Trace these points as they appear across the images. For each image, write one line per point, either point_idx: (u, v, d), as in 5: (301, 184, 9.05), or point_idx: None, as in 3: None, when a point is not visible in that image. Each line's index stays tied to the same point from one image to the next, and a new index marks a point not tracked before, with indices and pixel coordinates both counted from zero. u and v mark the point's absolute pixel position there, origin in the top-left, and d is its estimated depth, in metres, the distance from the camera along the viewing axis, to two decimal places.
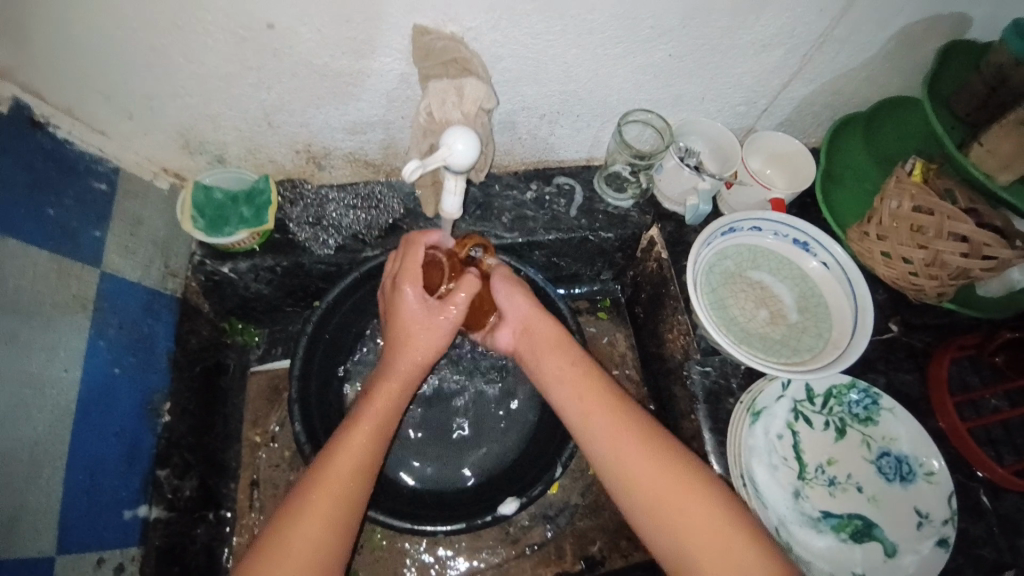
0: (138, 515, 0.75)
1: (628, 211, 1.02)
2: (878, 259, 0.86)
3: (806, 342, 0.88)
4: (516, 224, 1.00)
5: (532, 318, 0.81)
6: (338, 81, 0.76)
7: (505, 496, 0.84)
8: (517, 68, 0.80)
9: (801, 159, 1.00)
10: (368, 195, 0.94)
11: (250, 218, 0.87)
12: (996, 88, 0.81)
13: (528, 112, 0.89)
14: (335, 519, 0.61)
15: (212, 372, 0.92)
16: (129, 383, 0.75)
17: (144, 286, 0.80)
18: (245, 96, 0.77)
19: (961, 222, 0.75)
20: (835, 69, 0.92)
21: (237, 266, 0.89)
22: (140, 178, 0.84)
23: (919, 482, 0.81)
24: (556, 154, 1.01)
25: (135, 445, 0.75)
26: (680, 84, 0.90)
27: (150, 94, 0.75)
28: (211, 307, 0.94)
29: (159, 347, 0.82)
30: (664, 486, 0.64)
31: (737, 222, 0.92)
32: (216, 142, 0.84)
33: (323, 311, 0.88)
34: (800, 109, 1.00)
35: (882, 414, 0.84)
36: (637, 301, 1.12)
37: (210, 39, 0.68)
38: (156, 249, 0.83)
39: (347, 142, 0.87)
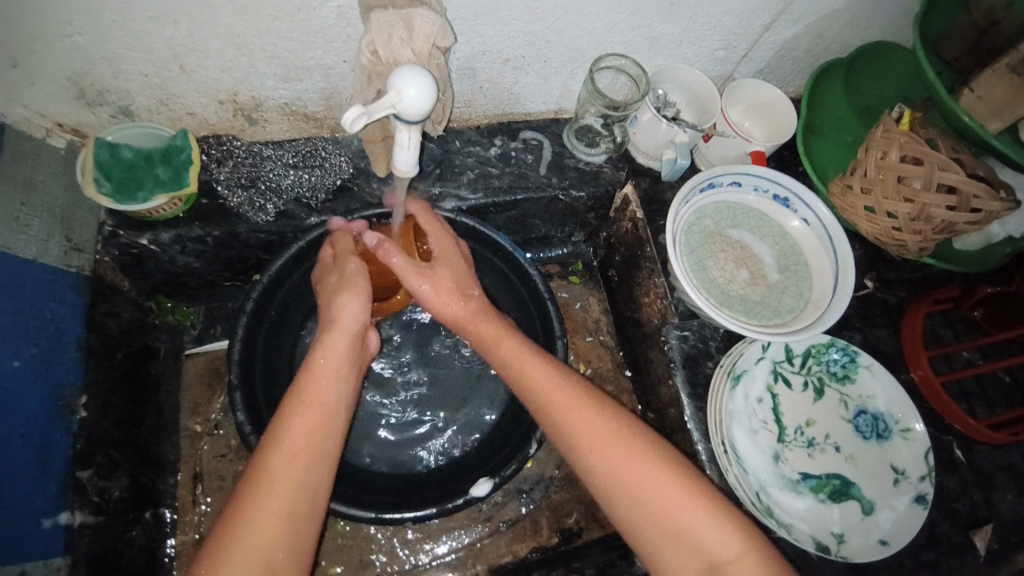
0: (60, 522, 0.65)
1: (600, 167, 0.95)
2: (861, 214, 0.81)
3: (787, 303, 0.84)
4: (479, 183, 0.91)
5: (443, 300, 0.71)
6: (262, 15, 0.64)
7: (478, 476, 0.78)
8: (475, 2, 0.69)
9: (782, 108, 0.94)
10: (310, 153, 0.83)
11: (168, 180, 0.75)
12: (986, 32, 0.77)
13: (489, 56, 0.79)
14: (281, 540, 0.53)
15: (137, 357, 0.81)
16: (35, 380, 0.64)
17: (41, 264, 0.68)
18: (148, 34, 0.64)
19: (950, 172, 0.72)
20: (820, 8, 0.85)
21: (158, 237, 0.77)
22: (29, 137, 0.70)
23: (895, 440, 0.80)
24: (521, 105, 0.92)
25: (46, 447, 0.65)
26: (657, 25, 0.81)
27: (23, 31, 0.60)
28: (133, 286, 0.83)
29: (68, 335, 0.70)
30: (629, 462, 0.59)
31: (717, 176, 0.86)
32: (118, 90, 0.71)
33: (266, 286, 0.79)
34: (780, 53, 0.93)
35: (859, 372, 0.83)
36: (610, 264, 1.06)
37: None
38: (54, 219, 0.71)
39: (281, 91, 0.76)
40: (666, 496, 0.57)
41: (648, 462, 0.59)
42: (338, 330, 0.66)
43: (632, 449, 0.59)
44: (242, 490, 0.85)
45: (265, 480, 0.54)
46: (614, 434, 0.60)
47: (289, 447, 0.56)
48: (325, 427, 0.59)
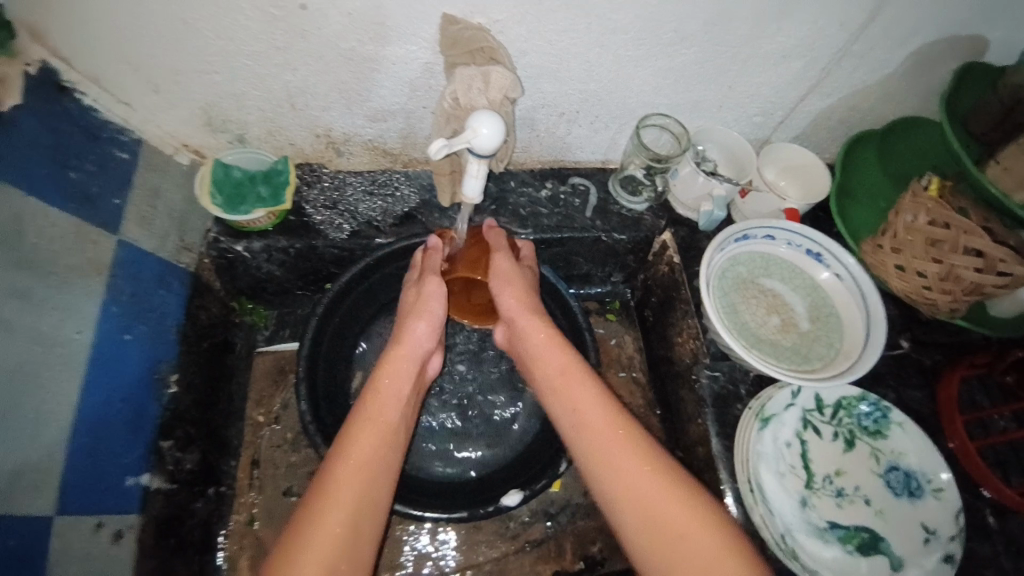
0: (139, 483, 0.72)
1: (642, 214, 1.03)
2: (891, 271, 0.85)
3: (816, 351, 0.87)
4: (530, 221, 1.00)
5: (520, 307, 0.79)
6: (363, 67, 0.77)
7: (509, 487, 0.83)
8: (540, 64, 0.81)
9: (817, 171, 1.00)
10: (384, 183, 0.95)
11: (267, 196, 0.87)
12: (1012, 109, 0.83)
13: (547, 109, 0.90)
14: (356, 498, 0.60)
15: (218, 349, 0.91)
16: (140, 351, 0.75)
17: (157, 256, 0.80)
18: (271, 77, 0.78)
19: (976, 237, 0.75)
20: (852, 84, 0.93)
21: (251, 245, 0.89)
22: (160, 152, 0.84)
23: (927, 499, 0.80)
24: (571, 154, 1.02)
25: (140, 412, 0.73)
26: (698, 91, 0.90)
27: (177, 69, 0.76)
28: (222, 286, 0.94)
29: (171, 318, 0.81)
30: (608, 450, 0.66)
31: (752, 229, 0.92)
32: (238, 121, 0.85)
33: (334, 295, 0.89)
34: (815, 123, 1.01)
35: (891, 428, 0.84)
36: (646, 304, 1.11)
37: (240, 16, 0.69)
38: (172, 221, 0.83)
39: (367, 129, 0.88)
40: (641, 478, 0.64)
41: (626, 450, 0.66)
42: (399, 359, 0.74)
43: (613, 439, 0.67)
44: (292, 479, 0.92)
45: (344, 453, 0.63)
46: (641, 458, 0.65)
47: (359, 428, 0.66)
48: (388, 423, 0.67)
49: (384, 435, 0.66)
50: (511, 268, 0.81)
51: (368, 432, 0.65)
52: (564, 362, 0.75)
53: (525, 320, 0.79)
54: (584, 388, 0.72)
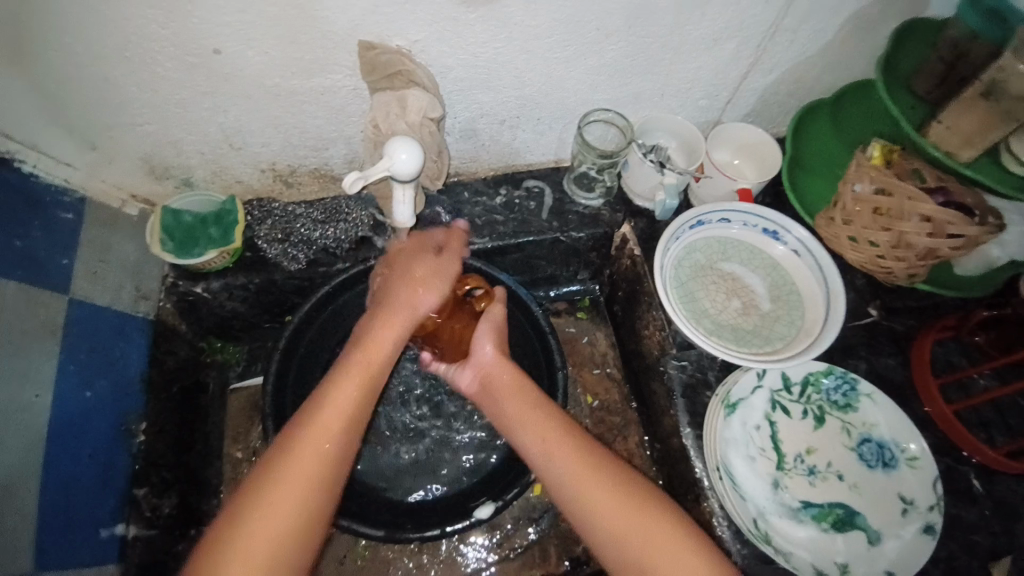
0: (117, 533, 0.75)
1: (599, 210, 1.02)
2: (845, 243, 0.85)
3: (778, 331, 0.87)
4: (486, 229, 1.00)
5: (493, 367, 0.78)
6: (292, 100, 0.77)
7: (481, 499, 0.85)
8: (469, 77, 0.80)
9: (768, 148, 0.98)
10: (334, 211, 0.95)
11: (218, 237, 0.89)
12: (954, 64, 0.80)
13: (487, 118, 0.90)
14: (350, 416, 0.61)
15: (189, 391, 0.93)
16: (103, 408, 0.77)
17: (114, 310, 0.81)
18: (204, 121, 0.79)
19: (923, 203, 0.74)
20: (794, 57, 0.91)
21: (210, 286, 0.90)
22: (108, 207, 0.85)
23: (901, 468, 0.80)
24: (523, 157, 1.01)
25: (109, 465, 0.76)
26: (638, 83, 0.89)
27: (110, 123, 0.77)
28: (189, 328, 0.96)
29: (133, 369, 0.83)
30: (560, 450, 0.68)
31: (705, 214, 0.92)
32: (180, 166, 0.86)
33: (295, 327, 0.90)
34: (764, 99, 0.99)
35: (861, 400, 0.84)
36: (614, 299, 1.11)
37: (161, 68, 0.70)
38: (127, 273, 0.85)
39: (311, 159, 0.89)
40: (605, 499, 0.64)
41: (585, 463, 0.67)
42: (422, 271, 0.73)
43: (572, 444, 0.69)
44: None
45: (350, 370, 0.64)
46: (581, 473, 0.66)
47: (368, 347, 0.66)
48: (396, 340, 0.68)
49: (321, 460, 0.58)
50: (494, 324, 0.81)
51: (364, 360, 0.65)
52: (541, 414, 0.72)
53: (500, 371, 0.77)
54: (555, 432, 0.69)
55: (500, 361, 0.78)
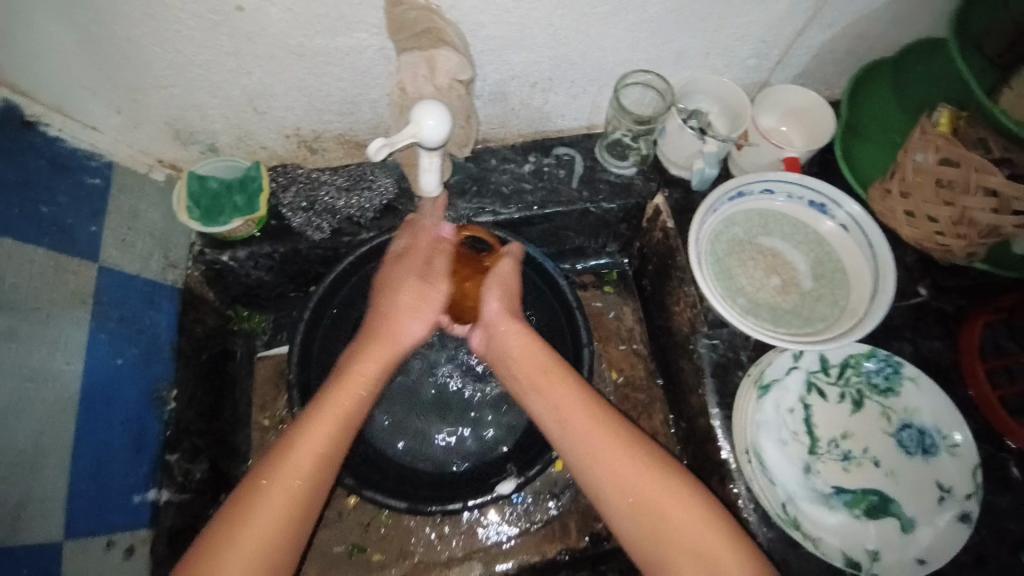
0: (147, 498, 0.77)
1: (632, 179, 0.98)
2: (901, 218, 0.79)
3: (819, 311, 0.83)
4: (513, 199, 0.96)
5: (504, 333, 0.75)
6: (315, 61, 0.74)
7: (504, 474, 0.86)
8: (500, 35, 0.76)
9: (823, 112, 0.91)
10: (359, 178, 0.92)
11: (244, 206, 0.87)
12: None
13: (518, 81, 0.85)
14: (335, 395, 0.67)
15: (219, 358, 0.94)
16: (135, 375, 0.78)
17: (143, 278, 0.82)
18: (226, 83, 0.76)
19: (991, 175, 0.67)
20: (854, 11, 0.83)
21: (236, 254, 0.90)
22: (133, 172, 0.84)
23: (942, 457, 0.77)
24: (553, 123, 0.97)
25: (141, 432, 0.78)
26: (681, 40, 0.83)
27: (133, 86, 0.75)
28: (217, 296, 0.96)
29: (163, 337, 0.84)
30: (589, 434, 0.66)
31: (746, 185, 0.86)
32: (204, 130, 0.84)
33: (321, 294, 0.89)
34: (817, 58, 0.91)
35: (904, 384, 0.80)
36: (644, 273, 1.08)
37: (181, 27, 0.67)
38: (155, 241, 0.85)
39: (335, 123, 0.86)
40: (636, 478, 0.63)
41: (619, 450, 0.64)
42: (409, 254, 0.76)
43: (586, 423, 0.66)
44: None
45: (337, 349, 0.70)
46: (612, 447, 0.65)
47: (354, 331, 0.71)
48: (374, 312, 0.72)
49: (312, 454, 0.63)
50: (507, 283, 0.76)
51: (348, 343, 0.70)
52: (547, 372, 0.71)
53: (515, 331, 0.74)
54: (565, 386, 0.69)
55: (511, 330, 0.74)
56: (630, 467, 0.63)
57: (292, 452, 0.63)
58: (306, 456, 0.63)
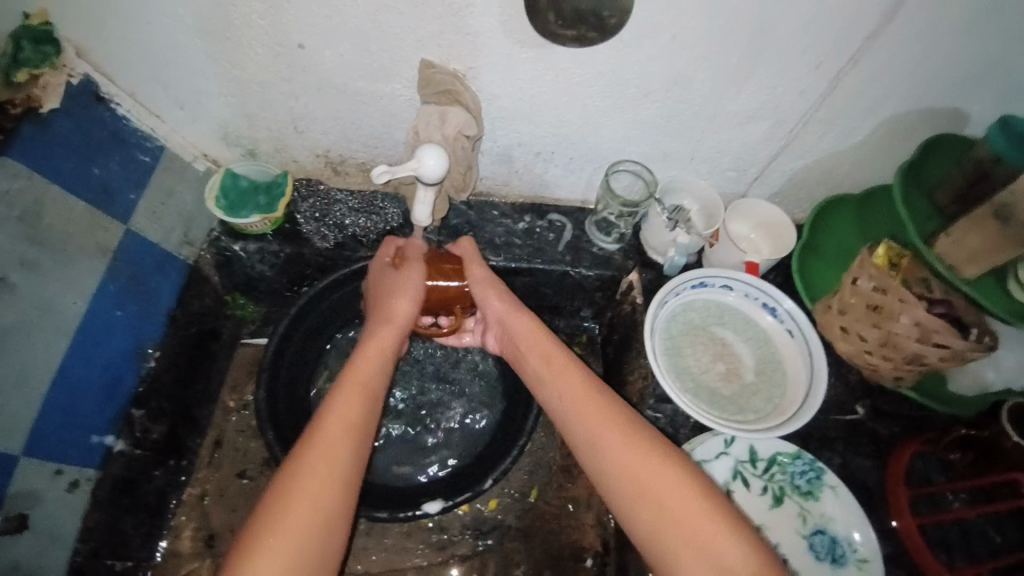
0: (104, 443, 0.83)
1: (612, 254, 1.08)
2: (838, 333, 0.87)
3: (754, 404, 0.88)
4: (502, 249, 1.07)
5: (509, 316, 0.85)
6: (354, 99, 0.88)
7: (434, 495, 0.90)
8: (512, 108, 0.89)
9: (784, 229, 1.02)
10: (370, 203, 1.04)
11: (264, 205, 0.99)
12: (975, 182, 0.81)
13: (524, 148, 0.98)
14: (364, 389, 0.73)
15: (205, 334, 1.02)
16: (127, 328, 0.86)
17: (160, 247, 0.92)
18: (277, 103, 0.90)
19: (914, 306, 0.75)
20: (823, 148, 0.95)
21: (246, 245, 1.01)
22: (180, 159, 0.96)
23: (849, 568, 0.79)
24: (551, 191, 1.08)
25: (116, 380, 0.84)
26: (669, 143, 0.95)
27: (200, 90, 0.88)
28: (219, 280, 1.06)
29: (161, 303, 0.92)
30: (638, 456, 0.68)
31: (709, 277, 0.95)
32: (249, 137, 0.97)
33: (310, 297, 0.98)
34: (791, 182, 1.03)
35: (824, 490, 0.83)
36: (610, 342, 1.15)
37: (252, 52, 0.82)
38: (180, 219, 0.96)
39: (361, 153, 0.99)
40: (688, 502, 0.64)
41: (653, 457, 0.67)
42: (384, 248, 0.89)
43: (628, 440, 0.69)
44: (247, 464, 1.01)
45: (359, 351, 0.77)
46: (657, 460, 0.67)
47: (376, 340, 0.79)
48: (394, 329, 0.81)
49: (348, 445, 0.67)
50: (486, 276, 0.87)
51: (374, 348, 0.78)
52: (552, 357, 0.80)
53: (513, 320, 0.84)
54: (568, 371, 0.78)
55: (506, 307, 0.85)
56: (666, 483, 0.65)
57: (322, 436, 0.67)
58: (336, 444, 0.67)
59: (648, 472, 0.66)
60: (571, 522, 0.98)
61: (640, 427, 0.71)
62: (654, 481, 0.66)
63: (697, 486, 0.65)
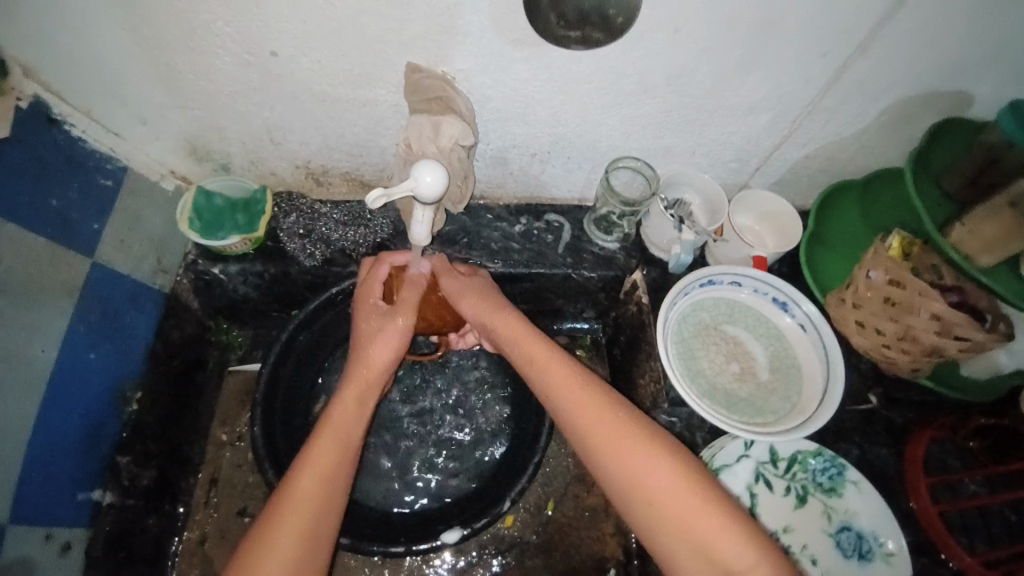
0: (91, 498, 0.77)
1: (614, 253, 1.04)
2: (852, 327, 0.85)
3: (771, 404, 0.87)
4: (500, 255, 1.02)
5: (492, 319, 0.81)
6: (334, 107, 0.81)
7: (449, 522, 0.85)
8: (506, 109, 0.83)
9: (788, 218, 0.99)
10: (357, 215, 0.97)
11: (243, 224, 0.92)
12: (986, 169, 0.80)
13: (519, 150, 0.92)
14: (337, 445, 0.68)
15: (189, 366, 0.96)
16: (103, 371, 0.79)
17: (132, 278, 0.85)
18: (249, 114, 0.82)
19: (933, 300, 0.73)
20: (826, 136, 0.92)
21: (227, 268, 0.94)
22: (146, 179, 0.88)
23: (877, 563, 0.78)
24: (548, 191, 1.04)
25: (98, 426, 0.78)
26: (669, 138, 0.91)
27: (163, 104, 0.81)
28: (200, 305, 0.99)
29: (138, 337, 0.85)
30: (652, 481, 0.63)
31: (717, 275, 0.92)
32: (220, 152, 0.90)
33: (300, 321, 0.92)
34: (793, 170, 1.00)
35: (846, 486, 0.82)
36: (616, 342, 1.12)
37: (218, 62, 0.74)
38: (151, 245, 0.88)
39: (344, 163, 0.92)
40: (707, 526, 0.60)
41: (673, 476, 0.63)
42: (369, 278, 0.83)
43: (650, 455, 0.65)
44: (247, 500, 0.96)
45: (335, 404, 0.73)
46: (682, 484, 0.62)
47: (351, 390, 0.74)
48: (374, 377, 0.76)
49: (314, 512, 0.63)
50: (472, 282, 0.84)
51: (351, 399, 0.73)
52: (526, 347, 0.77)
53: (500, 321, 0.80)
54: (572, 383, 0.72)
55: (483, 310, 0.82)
56: (685, 507, 0.61)
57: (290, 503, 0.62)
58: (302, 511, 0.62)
59: (666, 497, 0.62)
60: (590, 533, 0.96)
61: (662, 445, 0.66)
62: (666, 509, 0.62)
63: (721, 509, 0.61)
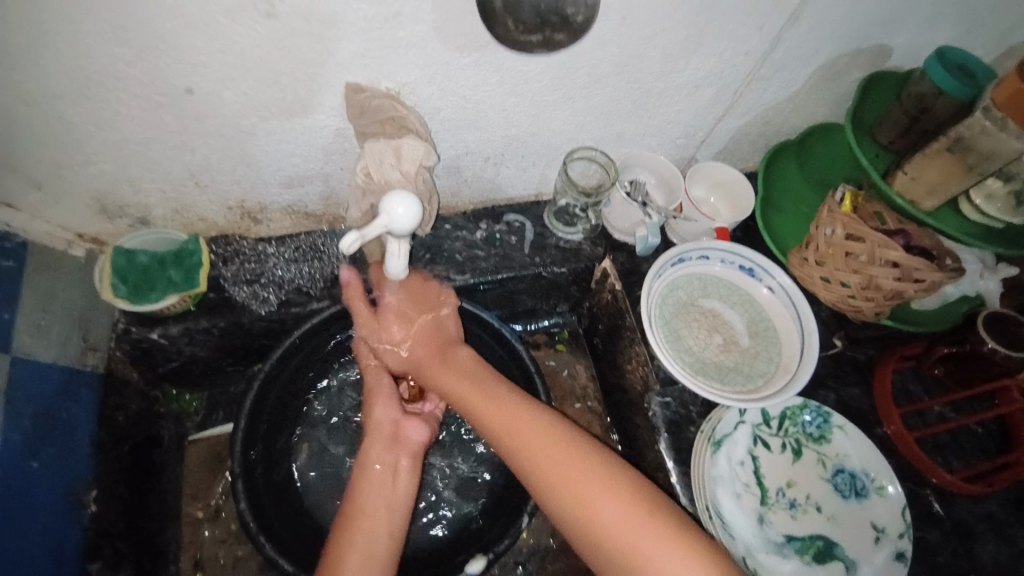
0: None
1: (579, 244, 1.02)
2: (818, 283, 0.90)
3: (758, 368, 0.90)
4: (467, 266, 0.98)
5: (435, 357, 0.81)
6: (267, 139, 0.73)
7: (469, 552, 0.84)
8: (456, 117, 0.79)
9: (740, 186, 1.01)
10: (308, 249, 0.89)
11: (179, 281, 0.81)
12: (918, 117, 0.85)
13: (472, 156, 0.88)
14: (375, 529, 0.66)
15: (144, 446, 0.86)
16: (51, 479, 0.69)
17: (59, 366, 0.74)
18: (166, 159, 0.73)
19: (891, 249, 0.78)
20: (764, 103, 0.95)
21: (167, 330, 0.83)
22: (52, 250, 0.77)
23: (872, 498, 0.84)
24: (503, 191, 1.00)
25: (58, 542, 0.68)
26: (620, 124, 0.90)
27: (61, 163, 0.69)
28: (141, 376, 0.88)
29: (81, 431, 0.75)
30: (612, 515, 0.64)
31: (686, 251, 0.94)
32: (137, 205, 0.79)
33: (268, 373, 0.84)
34: (736, 138, 1.02)
35: (834, 432, 0.88)
36: (594, 332, 1.12)
37: (122, 107, 0.64)
38: (73, 322, 0.77)
39: (284, 196, 0.84)
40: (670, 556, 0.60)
41: (628, 509, 0.64)
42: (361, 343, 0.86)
43: (605, 489, 0.65)
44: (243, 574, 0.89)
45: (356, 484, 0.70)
46: (632, 512, 0.63)
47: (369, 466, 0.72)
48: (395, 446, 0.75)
49: None
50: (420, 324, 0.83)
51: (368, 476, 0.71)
52: (491, 388, 0.75)
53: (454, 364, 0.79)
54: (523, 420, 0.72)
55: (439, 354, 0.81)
56: (644, 539, 0.62)
57: None
58: None
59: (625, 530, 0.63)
60: None
61: (616, 474, 0.67)
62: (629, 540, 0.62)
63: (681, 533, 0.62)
